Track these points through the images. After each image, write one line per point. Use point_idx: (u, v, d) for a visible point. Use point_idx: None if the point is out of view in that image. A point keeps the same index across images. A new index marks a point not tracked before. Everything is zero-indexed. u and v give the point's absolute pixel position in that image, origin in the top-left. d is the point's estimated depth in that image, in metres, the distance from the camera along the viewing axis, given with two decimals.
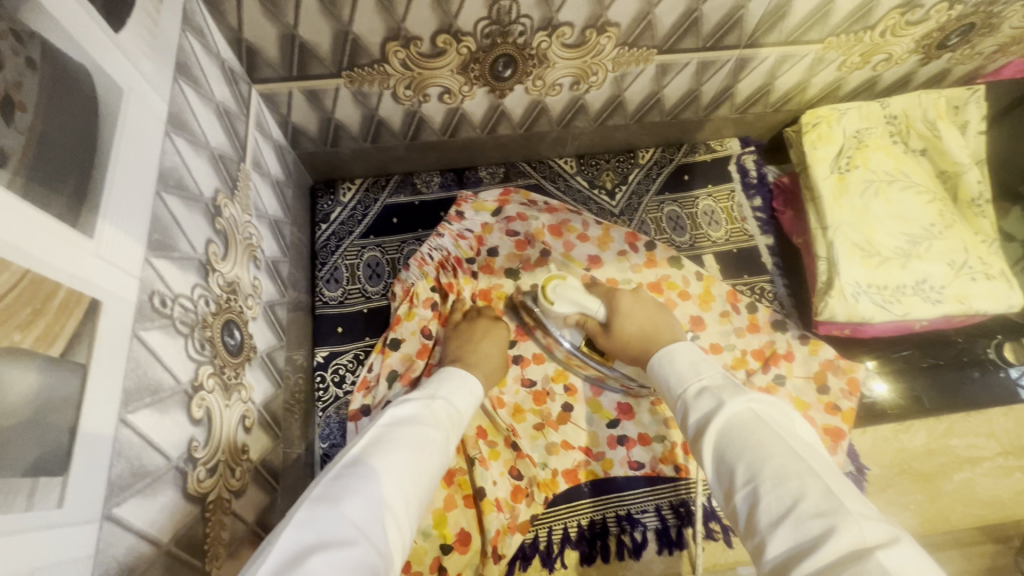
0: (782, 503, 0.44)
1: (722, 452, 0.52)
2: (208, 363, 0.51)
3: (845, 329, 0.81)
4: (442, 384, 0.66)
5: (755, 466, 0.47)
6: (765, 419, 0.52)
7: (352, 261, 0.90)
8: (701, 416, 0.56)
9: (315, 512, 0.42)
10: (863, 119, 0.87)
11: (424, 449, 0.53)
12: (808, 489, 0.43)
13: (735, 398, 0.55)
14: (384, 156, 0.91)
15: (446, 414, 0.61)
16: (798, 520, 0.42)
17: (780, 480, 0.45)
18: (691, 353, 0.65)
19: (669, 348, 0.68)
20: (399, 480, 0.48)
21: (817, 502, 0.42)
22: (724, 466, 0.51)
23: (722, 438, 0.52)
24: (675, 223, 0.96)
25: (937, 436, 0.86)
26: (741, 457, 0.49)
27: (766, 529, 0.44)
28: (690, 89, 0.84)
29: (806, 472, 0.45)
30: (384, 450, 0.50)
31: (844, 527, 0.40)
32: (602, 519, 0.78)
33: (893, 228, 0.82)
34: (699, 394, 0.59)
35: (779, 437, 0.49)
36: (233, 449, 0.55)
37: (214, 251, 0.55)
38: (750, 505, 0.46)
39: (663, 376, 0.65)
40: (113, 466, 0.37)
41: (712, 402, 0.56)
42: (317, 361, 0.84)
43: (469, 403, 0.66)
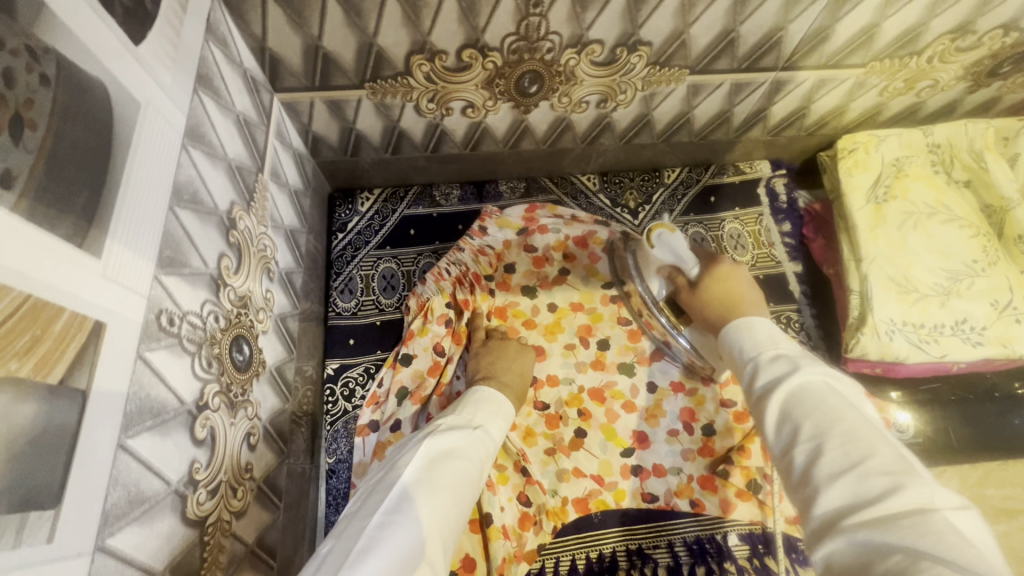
0: (847, 460, 0.40)
1: (787, 409, 0.47)
2: (214, 380, 0.50)
3: (877, 367, 0.77)
4: (479, 408, 0.63)
5: (828, 422, 0.43)
6: (837, 390, 0.47)
7: (367, 272, 0.89)
8: (769, 378, 0.50)
9: (358, 568, 0.41)
10: (903, 147, 0.84)
11: (462, 490, 0.52)
12: (879, 449, 0.40)
13: (811, 363, 0.49)
14: (405, 166, 0.89)
15: (484, 447, 0.59)
16: (862, 476, 0.39)
17: (852, 439, 0.41)
18: (762, 322, 0.58)
19: (746, 320, 0.59)
20: (440, 528, 0.47)
21: (887, 463, 0.39)
22: (789, 423, 0.46)
23: (792, 397, 0.47)
24: (699, 245, 0.93)
25: (972, 484, 0.81)
26: (809, 414, 0.45)
27: (822, 480, 0.41)
28: (721, 110, 0.81)
29: (877, 438, 0.41)
30: (424, 491, 0.49)
31: (913, 488, 0.36)
32: (612, 553, 0.75)
33: (933, 263, 0.77)
34: (773, 358, 0.52)
35: (853, 406, 0.45)
36: (236, 468, 0.54)
37: (227, 265, 0.54)
38: (810, 458, 0.43)
39: (733, 342, 0.57)
40: (109, 494, 0.36)
41: (787, 363, 0.50)
42: (327, 373, 0.83)
43: (504, 428, 0.64)
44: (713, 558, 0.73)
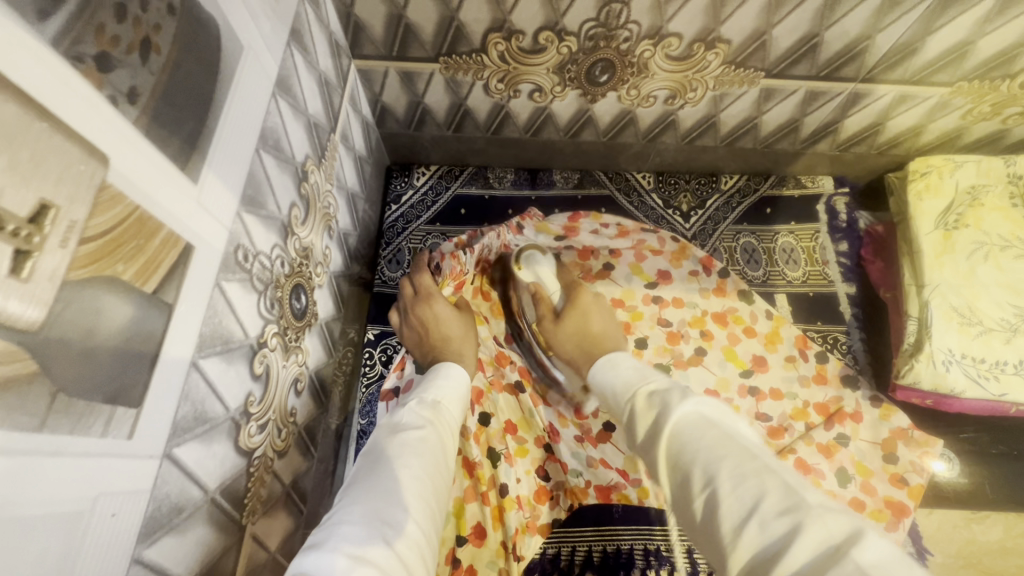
0: (743, 504, 0.40)
1: (676, 458, 0.47)
2: (274, 322, 0.52)
3: (926, 399, 0.74)
4: (427, 390, 0.62)
5: (711, 460, 0.44)
6: (715, 423, 0.48)
7: (416, 246, 0.91)
8: (651, 428, 0.52)
9: (311, 556, 0.40)
10: (981, 175, 0.80)
11: (418, 455, 0.52)
12: (767, 487, 0.40)
13: (684, 402, 0.51)
14: (464, 147, 0.91)
15: (436, 420, 0.58)
16: (761, 521, 0.38)
17: (739, 480, 0.42)
18: (625, 359, 0.64)
19: (611, 355, 0.66)
20: (394, 494, 0.47)
21: (781, 500, 0.39)
22: (679, 471, 0.46)
23: (676, 440, 0.48)
24: (749, 256, 0.92)
25: (1016, 533, 0.77)
26: (695, 460, 0.45)
27: (730, 534, 0.40)
28: (792, 118, 0.79)
29: (758, 470, 0.42)
30: (372, 471, 0.49)
31: (811, 525, 0.36)
32: (630, 550, 0.75)
33: (1002, 297, 0.74)
34: (648, 402, 0.55)
35: (730, 437, 0.46)
36: (283, 411, 0.56)
37: (296, 215, 0.56)
38: (711, 510, 0.42)
39: (607, 384, 0.63)
40: (179, 407, 0.38)
41: (658, 406, 0.53)
42: (367, 338, 0.85)
43: (458, 394, 0.64)
44: None
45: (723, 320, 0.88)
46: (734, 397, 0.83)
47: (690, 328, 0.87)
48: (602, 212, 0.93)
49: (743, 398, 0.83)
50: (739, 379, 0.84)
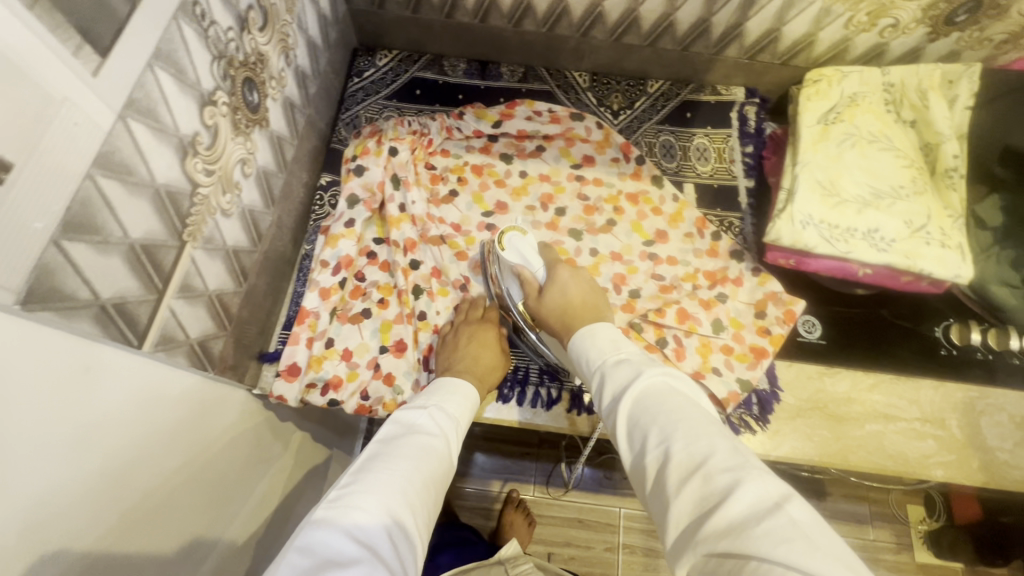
0: (695, 458, 0.50)
1: (638, 418, 0.58)
2: (225, 92, 0.64)
3: (790, 258, 0.87)
4: (435, 390, 0.72)
5: (670, 426, 0.54)
6: (680, 392, 0.60)
7: (372, 115, 1.02)
8: (619, 386, 0.62)
9: (321, 534, 0.49)
10: (862, 83, 0.93)
11: (426, 460, 0.61)
12: (718, 447, 0.50)
13: (652, 371, 0.61)
14: (422, 30, 1.03)
15: (444, 423, 0.68)
16: (707, 475, 0.48)
17: (691, 441, 0.52)
18: (603, 330, 0.71)
19: (591, 326, 0.73)
20: (402, 492, 0.56)
21: (727, 459, 0.49)
22: (639, 428, 0.57)
23: (641, 403, 0.59)
24: (667, 151, 1.04)
25: (861, 388, 0.90)
26: (655, 419, 0.56)
27: (678, 484, 0.50)
28: (701, 18, 0.92)
29: (710, 436, 0.52)
30: (380, 465, 0.58)
31: (748, 481, 0.46)
32: (526, 369, 0.88)
33: (861, 178, 0.87)
34: (619, 365, 0.65)
35: (693, 406, 0.57)
36: (229, 177, 0.68)
37: (253, 18, 0.68)
38: (664, 465, 0.52)
39: (583, 350, 0.71)
40: (135, 90, 0.49)
41: (630, 374, 0.62)
42: (320, 183, 0.96)
43: (468, 407, 0.73)
44: None
45: (635, 201, 1.00)
46: (635, 260, 0.96)
47: (605, 204, 0.99)
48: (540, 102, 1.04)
49: (643, 261, 0.96)
50: (641, 246, 0.97)
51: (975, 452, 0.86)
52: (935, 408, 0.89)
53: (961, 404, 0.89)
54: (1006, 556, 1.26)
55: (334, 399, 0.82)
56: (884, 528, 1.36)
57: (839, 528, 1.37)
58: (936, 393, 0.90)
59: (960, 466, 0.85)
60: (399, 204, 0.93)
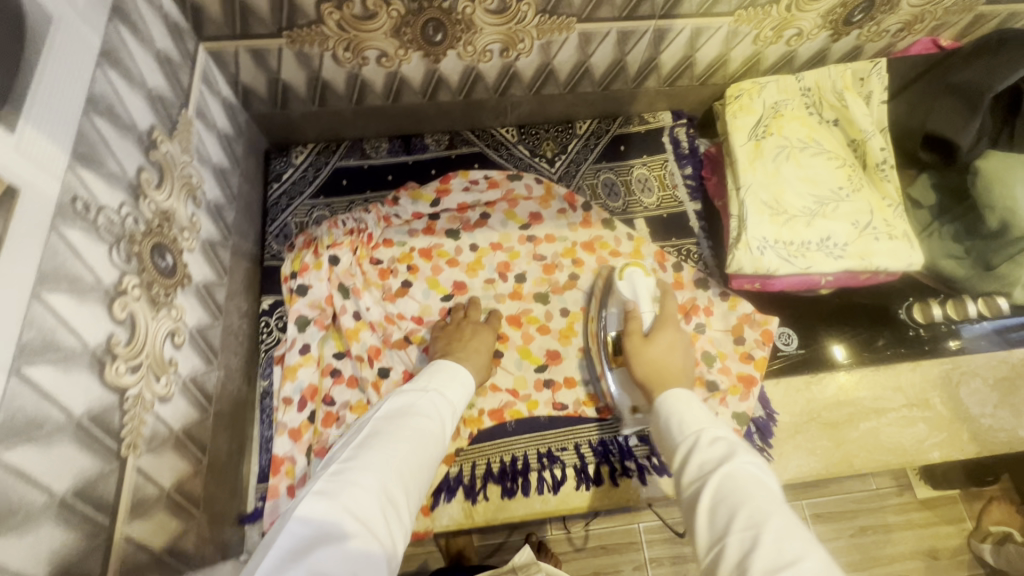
0: (784, 557, 0.45)
1: (727, 494, 0.53)
2: (133, 274, 0.57)
3: (755, 283, 0.87)
4: (433, 377, 0.72)
5: (762, 515, 0.49)
6: (770, 482, 0.55)
7: (301, 219, 0.96)
8: (711, 460, 0.58)
9: (315, 503, 0.49)
10: (781, 91, 0.94)
11: (423, 440, 0.61)
12: (812, 554, 0.45)
13: (747, 455, 0.57)
14: (335, 120, 0.97)
15: (438, 407, 0.68)
16: None
17: (783, 539, 0.47)
18: (696, 404, 0.68)
19: (684, 393, 0.70)
20: (399, 470, 0.56)
21: (820, 567, 0.44)
22: (724, 508, 0.52)
23: (732, 480, 0.54)
24: (610, 189, 1.03)
25: (847, 388, 0.91)
26: (744, 503, 0.51)
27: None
28: (616, 59, 0.90)
29: (805, 539, 0.47)
30: (384, 443, 0.58)
31: None
32: (524, 457, 0.83)
33: (802, 190, 0.88)
34: (711, 441, 0.61)
35: (781, 501, 0.52)
36: (159, 358, 0.60)
37: (147, 178, 0.61)
38: (745, 551, 0.48)
39: (672, 417, 0.67)
40: (24, 331, 0.42)
41: (723, 453, 0.58)
42: (262, 308, 0.89)
43: (465, 396, 0.74)
44: (615, 456, 0.84)
45: (591, 248, 0.98)
46: None
47: (563, 259, 0.97)
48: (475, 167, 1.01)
49: None
50: None
51: (962, 424, 0.90)
52: (918, 390, 0.92)
53: (939, 380, 0.92)
54: (992, 470, 1.25)
55: None
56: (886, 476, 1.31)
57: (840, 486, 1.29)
58: (914, 375, 0.93)
59: (953, 443, 0.88)
60: (353, 313, 0.87)
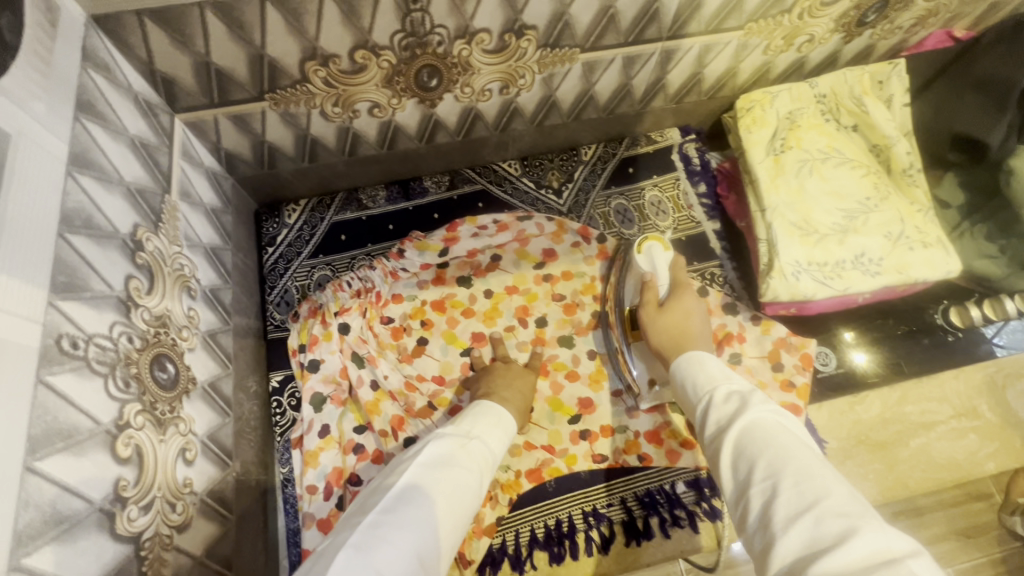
0: (805, 501, 0.44)
1: (745, 448, 0.51)
2: (135, 400, 0.51)
3: (790, 308, 0.82)
4: (476, 421, 0.66)
5: (781, 459, 0.48)
6: (790, 428, 0.52)
7: (302, 282, 0.90)
8: (726, 416, 0.56)
9: (349, 561, 0.45)
10: (795, 100, 0.89)
11: (460, 493, 0.56)
12: (833, 492, 0.44)
13: (762, 403, 0.55)
14: (327, 173, 0.90)
15: (479, 456, 0.62)
16: (819, 518, 0.42)
17: (803, 480, 0.45)
18: (709, 359, 0.66)
19: (695, 353, 0.68)
20: (435, 530, 0.50)
21: (842, 505, 0.42)
22: (745, 461, 0.51)
23: (749, 434, 0.52)
24: (623, 216, 0.98)
25: (892, 404, 0.87)
26: (763, 454, 0.49)
27: (783, 525, 0.43)
28: (621, 84, 0.85)
29: (825, 476, 0.45)
30: (421, 501, 0.52)
31: (867, 531, 0.40)
32: (569, 517, 0.79)
33: (830, 204, 0.83)
34: (726, 398, 0.59)
35: (804, 445, 0.50)
36: (172, 483, 0.55)
37: (137, 287, 0.54)
38: (768, 501, 0.46)
39: (689, 376, 0.65)
40: (19, 516, 0.37)
41: (738, 404, 0.56)
42: (272, 386, 0.82)
43: (505, 442, 0.67)
44: (664, 507, 0.79)
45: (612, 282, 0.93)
46: None
47: (583, 297, 0.92)
48: (479, 208, 0.96)
49: None
50: None
51: (1013, 430, 0.87)
52: (964, 399, 0.88)
53: (984, 385, 0.89)
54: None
55: None
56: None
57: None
58: (959, 383, 0.89)
59: (1006, 451, 0.85)
60: (370, 382, 0.82)
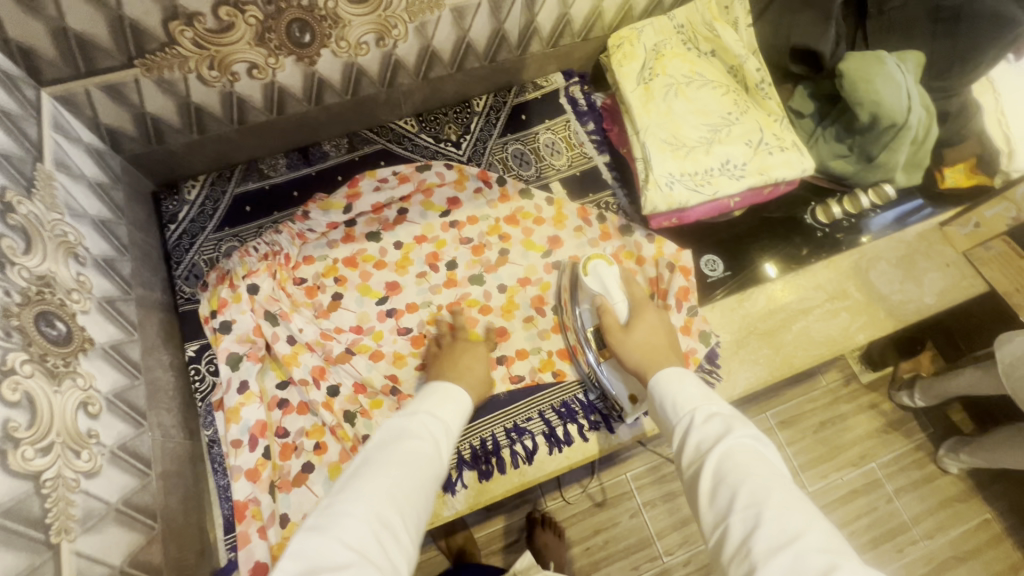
0: (788, 532, 0.45)
1: (725, 471, 0.52)
2: (19, 349, 0.52)
3: (672, 219, 0.91)
4: (428, 397, 0.69)
5: (763, 492, 0.48)
6: (769, 456, 0.53)
7: (209, 255, 0.90)
8: (705, 438, 0.57)
9: (309, 539, 0.47)
10: (657, 34, 0.98)
11: (416, 463, 0.58)
12: (815, 528, 0.45)
13: (743, 428, 0.56)
14: (221, 145, 0.91)
15: (431, 426, 0.64)
16: (799, 554, 0.43)
17: (788, 511, 0.46)
18: (690, 378, 0.67)
19: (675, 371, 0.69)
20: (394, 497, 0.53)
21: (824, 542, 0.44)
22: (725, 488, 0.51)
23: (731, 458, 0.53)
24: (520, 159, 1.03)
25: (775, 297, 0.97)
26: (743, 481, 0.50)
27: (761, 557, 0.44)
28: (494, 30, 0.90)
29: (809, 510, 0.47)
30: (373, 472, 0.55)
31: (846, 566, 0.41)
32: (493, 437, 0.84)
33: (695, 121, 0.92)
34: (705, 417, 0.59)
35: (780, 474, 0.51)
36: (74, 432, 0.56)
37: (9, 245, 0.55)
38: (750, 532, 0.46)
39: (662, 396, 0.66)
40: None
41: (720, 429, 0.57)
42: (189, 356, 0.83)
43: (461, 410, 0.70)
44: (580, 413, 0.86)
45: (515, 221, 0.98)
46: (543, 277, 0.95)
47: (489, 237, 0.96)
48: (382, 165, 0.99)
49: (551, 274, 0.95)
50: (542, 261, 0.95)
51: (878, 304, 0.98)
52: (835, 284, 0.99)
53: (851, 270, 1.01)
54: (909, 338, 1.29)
55: None
56: (830, 369, 1.34)
57: (800, 388, 1.33)
58: (830, 271, 1.00)
59: (873, 323, 0.97)
60: (286, 338, 0.84)
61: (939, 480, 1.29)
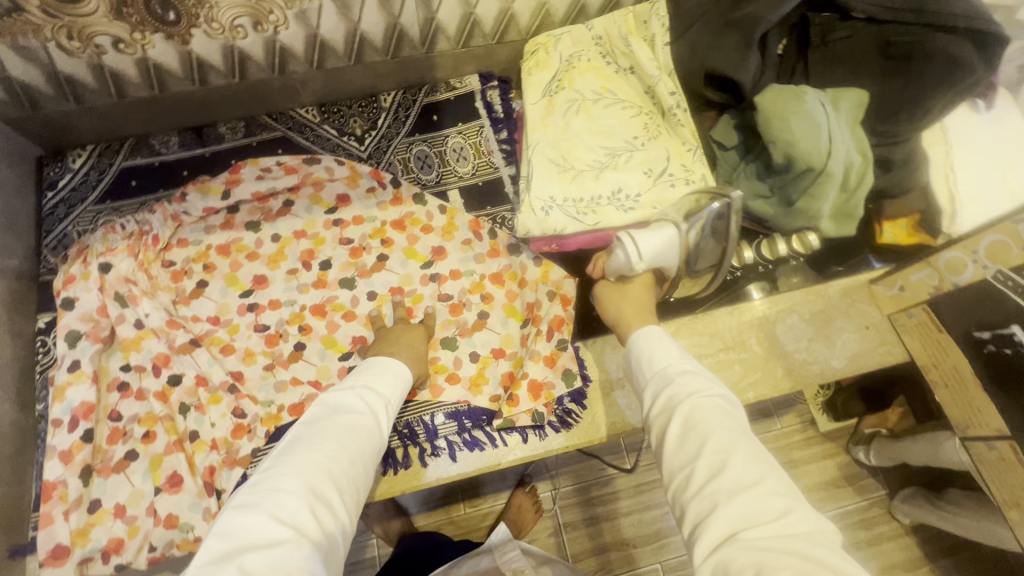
0: (752, 476, 0.48)
1: (695, 424, 0.54)
2: None
3: (552, 245, 0.84)
4: (365, 371, 0.69)
5: (731, 442, 0.51)
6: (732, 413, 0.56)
7: (83, 228, 0.89)
8: (693, 391, 0.57)
9: (240, 514, 0.48)
10: (574, 43, 0.92)
11: (352, 437, 0.58)
12: (771, 475, 0.49)
13: (717, 389, 0.58)
14: (105, 116, 0.90)
15: (367, 400, 0.64)
16: (758, 497, 0.47)
17: (755, 458, 0.50)
18: (666, 338, 0.65)
19: (655, 330, 0.67)
20: (328, 471, 0.54)
21: (773, 490, 0.47)
22: (694, 437, 0.53)
23: (698, 413, 0.54)
24: (423, 162, 0.97)
25: None
26: (730, 427, 0.53)
27: (721, 495, 0.48)
28: (388, 24, 0.85)
29: (768, 460, 0.51)
30: (309, 447, 0.55)
31: (795, 511, 0.46)
32: None
33: (593, 142, 0.86)
34: (678, 372, 0.60)
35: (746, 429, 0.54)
36: None
37: None
38: (717, 471, 0.50)
39: (639, 353, 0.65)
40: None
41: (693, 386, 0.58)
42: (40, 327, 0.84)
43: (399, 387, 0.70)
44: (421, 437, 0.81)
45: (403, 226, 0.94)
46: (417, 288, 0.91)
47: (371, 240, 0.93)
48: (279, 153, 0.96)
49: (426, 286, 0.91)
50: (420, 271, 0.91)
51: (777, 360, 0.91)
52: (735, 333, 0.92)
53: (754, 321, 0.93)
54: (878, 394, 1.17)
55: (118, 562, 0.73)
56: (787, 412, 1.26)
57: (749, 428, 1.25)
58: (732, 319, 0.93)
59: (766, 381, 0.90)
60: (133, 322, 0.82)
61: (887, 544, 1.19)
